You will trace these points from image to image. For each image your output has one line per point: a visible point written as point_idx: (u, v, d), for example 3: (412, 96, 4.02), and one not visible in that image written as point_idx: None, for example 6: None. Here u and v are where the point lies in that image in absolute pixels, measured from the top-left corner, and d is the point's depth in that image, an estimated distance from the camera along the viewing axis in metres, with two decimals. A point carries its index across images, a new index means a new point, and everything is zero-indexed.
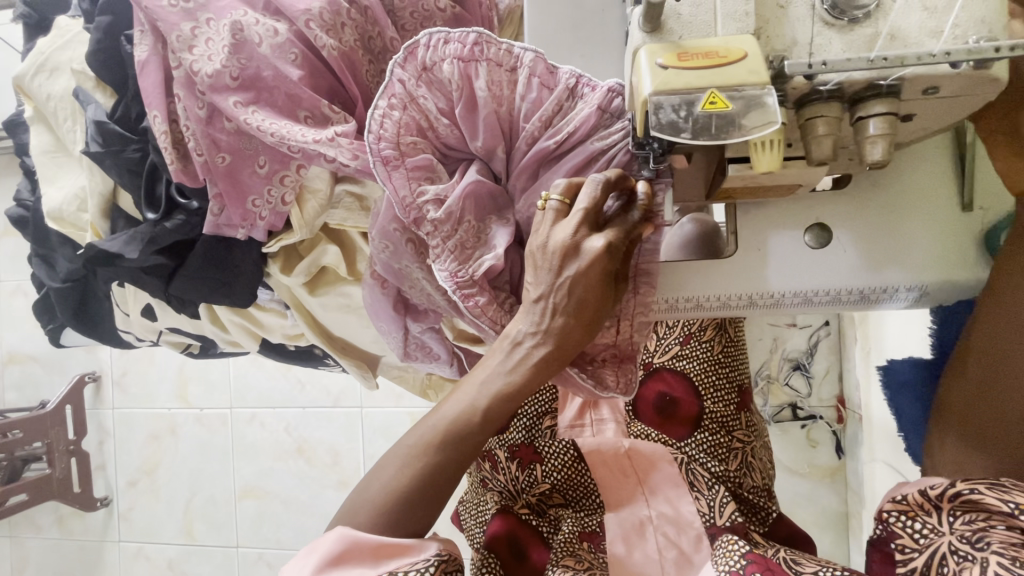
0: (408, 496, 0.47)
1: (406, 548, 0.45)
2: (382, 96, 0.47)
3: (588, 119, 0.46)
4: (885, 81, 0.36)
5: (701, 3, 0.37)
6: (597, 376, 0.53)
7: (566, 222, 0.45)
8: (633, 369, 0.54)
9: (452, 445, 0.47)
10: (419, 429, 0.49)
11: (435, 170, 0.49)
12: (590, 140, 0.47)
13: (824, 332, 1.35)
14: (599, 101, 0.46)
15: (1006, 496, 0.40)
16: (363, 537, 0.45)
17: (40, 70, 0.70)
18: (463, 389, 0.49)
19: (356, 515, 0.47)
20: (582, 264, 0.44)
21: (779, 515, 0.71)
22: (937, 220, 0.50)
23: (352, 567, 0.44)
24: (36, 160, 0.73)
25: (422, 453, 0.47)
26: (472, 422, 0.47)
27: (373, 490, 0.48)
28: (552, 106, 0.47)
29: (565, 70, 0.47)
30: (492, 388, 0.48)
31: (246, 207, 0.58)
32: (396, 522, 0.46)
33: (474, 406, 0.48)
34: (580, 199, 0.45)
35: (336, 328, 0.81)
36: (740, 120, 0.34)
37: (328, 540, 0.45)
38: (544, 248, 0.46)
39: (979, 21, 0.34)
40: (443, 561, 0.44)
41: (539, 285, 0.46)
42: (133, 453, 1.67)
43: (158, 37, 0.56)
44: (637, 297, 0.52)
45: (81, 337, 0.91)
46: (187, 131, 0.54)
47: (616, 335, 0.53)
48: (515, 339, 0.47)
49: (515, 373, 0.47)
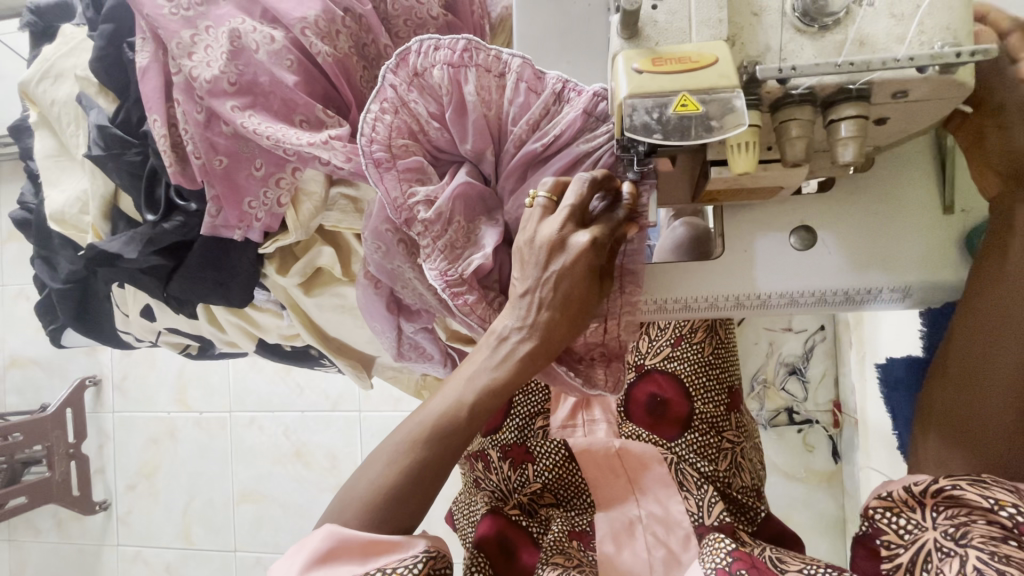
0: (396, 494, 0.47)
1: (394, 545, 0.46)
2: (374, 100, 0.49)
3: (574, 122, 0.47)
4: (854, 85, 0.37)
5: (676, 11, 0.38)
6: (586, 374, 0.54)
7: (551, 220, 0.46)
8: (621, 368, 0.55)
9: (438, 442, 0.48)
10: (407, 426, 0.50)
11: (426, 172, 0.51)
12: (577, 143, 0.49)
13: (819, 336, 1.36)
14: (584, 105, 0.47)
15: (985, 492, 0.41)
16: (350, 534, 0.45)
17: (44, 77, 0.72)
18: (450, 384, 0.50)
19: (343, 513, 0.47)
20: (567, 261, 0.46)
21: (767, 514, 0.72)
22: (918, 222, 0.51)
23: (341, 564, 0.45)
24: (40, 164, 0.75)
25: (409, 449, 0.48)
26: (459, 416, 0.48)
27: (361, 488, 0.48)
28: (540, 110, 0.48)
29: (553, 76, 0.49)
30: (478, 383, 0.49)
31: (243, 208, 0.60)
32: (384, 519, 0.47)
33: (461, 403, 0.49)
34: (567, 197, 0.46)
35: (332, 328, 0.82)
36: (711, 121, 0.36)
37: (316, 538, 0.46)
38: (531, 243, 0.47)
39: (944, 28, 0.36)
40: (432, 557, 0.46)
41: (525, 281, 0.47)
42: (132, 457, 1.68)
43: (159, 43, 0.58)
44: (623, 296, 0.53)
45: (82, 338, 0.93)
46: (186, 135, 0.56)
47: (602, 333, 0.54)
48: (501, 335, 0.49)
49: (501, 369, 0.48)
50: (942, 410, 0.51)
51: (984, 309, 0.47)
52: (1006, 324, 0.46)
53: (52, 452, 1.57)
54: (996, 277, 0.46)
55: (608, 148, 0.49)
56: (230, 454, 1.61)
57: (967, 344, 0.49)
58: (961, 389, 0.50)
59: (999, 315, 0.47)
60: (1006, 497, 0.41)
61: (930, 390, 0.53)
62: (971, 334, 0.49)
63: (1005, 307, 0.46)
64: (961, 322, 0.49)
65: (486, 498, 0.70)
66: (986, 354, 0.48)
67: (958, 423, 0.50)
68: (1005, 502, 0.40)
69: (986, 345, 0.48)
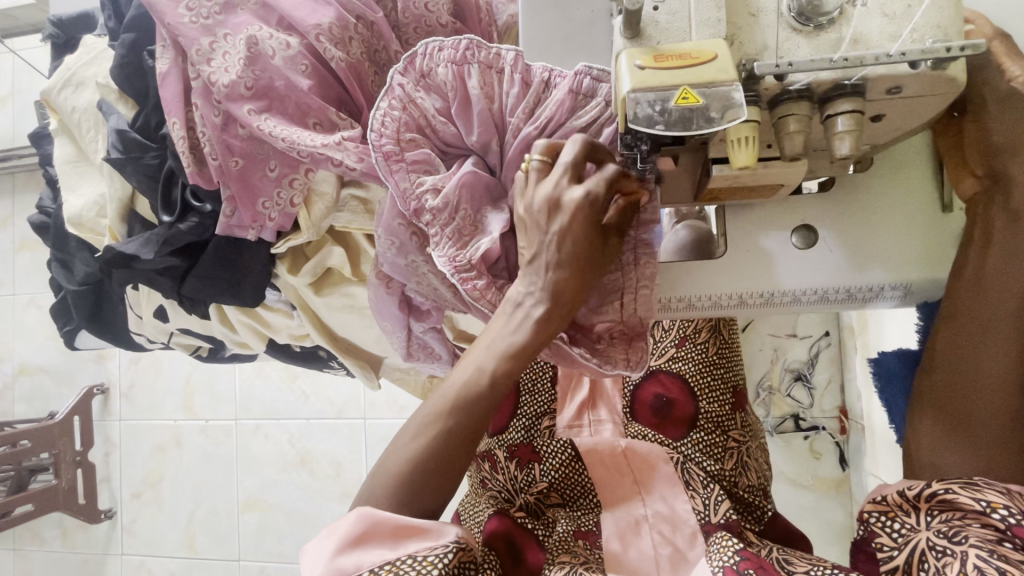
0: (423, 467, 0.48)
1: (424, 530, 0.46)
2: (384, 98, 0.52)
3: (563, 103, 0.49)
4: (849, 81, 0.39)
5: (677, 11, 0.40)
6: (605, 354, 0.55)
7: (550, 178, 0.47)
8: (643, 348, 0.55)
9: (463, 412, 0.49)
10: (432, 402, 0.50)
11: (433, 164, 0.53)
12: (569, 122, 0.51)
13: (824, 342, 1.36)
14: (569, 84, 0.49)
15: (977, 495, 0.42)
16: (384, 518, 0.46)
17: (66, 85, 0.75)
18: (472, 354, 0.51)
19: (372, 495, 0.48)
20: (574, 233, 0.47)
21: (774, 513, 0.72)
22: (914, 218, 0.52)
23: (372, 547, 0.45)
24: (59, 169, 0.77)
25: (435, 421, 0.49)
26: (480, 383, 0.49)
27: (391, 465, 0.49)
28: (531, 99, 0.50)
29: (539, 65, 0.50)
30: (499, 348, 0.50)
31: (257, 208, 0.62)
32: (411, 496, 0.48)
33: (481, 369, 0.50)
34: (562, 156, 0.47)
35: (341, 329, 0.84)
36: (711, 113, 0.37)
37: (347, 521, 0.46)
38: (530, 209, 0.48)
39: (935, 26, 0.37)
40: (461, 548, 0.46)
41: (536, 275, 0.49)
42: (138, 465, 1.68)
43: (178, 51, 0.60)
44: (638, 271, 0.53)
45: (95, 340, 0.94)
46: (204, 137, 0.58)
47: (620, 311, 0.54)
48: (516, 301, 0.50)
49: (518, 332, 0.49)
50: (934, 415, 0.51)
51: (962, 310, 0.48)
52: (987, 320, 0.47)
53: (59, 460, 1.58)
54: (978, 277, 0.47)
55: (601, 123, 0.51)
56: (235, 461, 1.62)
57: (949, 346, 0.50)
58: (949, 394, 0.50)
59: (980, 318, 0.47)
60: (997, 499, 0.41)
61: (920, 396, 0.53)
62: (955, 335, 0.49)
63: (984, 306, 0.47)
64: (943, 323, 0.50)
65: (490, 501, 0.70)
66: (966, 354, 0.48)
67: (950, 427, 0.50)
68: (997, 504, 0.41)
69: (967, 343, 0.48)
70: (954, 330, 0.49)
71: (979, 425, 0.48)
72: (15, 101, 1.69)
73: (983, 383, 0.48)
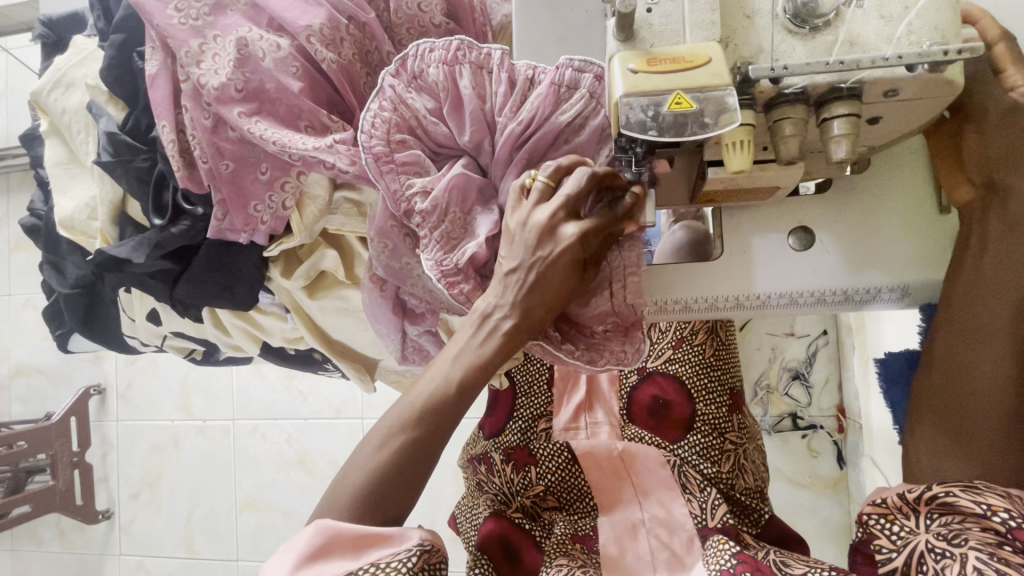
0: (387, 476, 0.48)
1: (387, 538, 0.46)
2: (375, 99, 0.51)
3: (546, 97, 0.49)
4: (845, 84, 0.38)
5: (670, 13, 0.40)
6: (599, 346, 0.53)
7: (546, 206, 0.47)
8: (639, 336, 0.54)
9: (432, 420, 0.49)
10: (399, 406, 0.51)
11: (423, 165, 0.52)
12: (555, 117, 0.49)
13: (821, 341, 1.36)
14: (552, 77, 0.49)
15: (978, 498, 0.42)
16: (344, 529, 0.45)
17: (57, 86, 0.74)
18: (435, 365, 0.52)
19: (333, 505, 0.47)
20: (557, 244, 0.47)
21: (771, 516, 0.71)
22: (911, 220, 0.51)
23: (334, 559, 0.45)
24: (50, 172, 0.77)
25: (404, 427, 0.49)
26: (448, 394, 0.50)
27: (355, 476, 0.48)
28: (517, 96, 0.50)
29: (523, 64, 0.51)
30: (466, 360, 0.50)
31: (249, 212, 0.61)
32: (377, 505, 0.47)
33: (448, 380, 0.50)
34: (566, 186, 0.47)
35: (336, 332, 0.84)
36: (705, 118, 0.37)
37: (306, 534, 0.45)
38: (523, 225, 0.48)
39: (932, 28, 0.37)
40: (425, 552, 0.45)
41: (513, 259, 0.49)
42: (135, 466, 1.68)
43: (167, 52, 0.59)
44: (624, 253, 0.52)
45: (89, 343, 0.94)
46: (194, 140, 0.58)
47: (611, 302, 0.52)
48: (483, 312, 0.50)
49: (485, 345, 0.50)
50: (931, 419, 0.51)
51: (962, 311, 0.48)
52: (984, 322, 0.47)
53: (56, 461, 1.58)
54: (975, 280, 0.47)
55: (587, 115, 0.50)
56: (233, 462, 1.61)
57: (948, 348, 0.49)
58: (949, 396, 0.49)
59: (979, 317, 0.47)
60: (998, 502, 0.41)
61: (918, 399, 0.52)
62: (953, 340, 0.49)
63: (985, 307, 0.47)
64: (941, 326, 0.50)
65: (488, 502, 0.71)
66: (966, 356, 0.48)
67: (949, 430, 0.49)
68: (998, 507, 0.41)
69: (967, 346, 0.48)
70: (953, 333, 0.49)
71: (978, 427, 0.47)
72: (8, 102, 1.68)
73: (980, 383, 0.47)
